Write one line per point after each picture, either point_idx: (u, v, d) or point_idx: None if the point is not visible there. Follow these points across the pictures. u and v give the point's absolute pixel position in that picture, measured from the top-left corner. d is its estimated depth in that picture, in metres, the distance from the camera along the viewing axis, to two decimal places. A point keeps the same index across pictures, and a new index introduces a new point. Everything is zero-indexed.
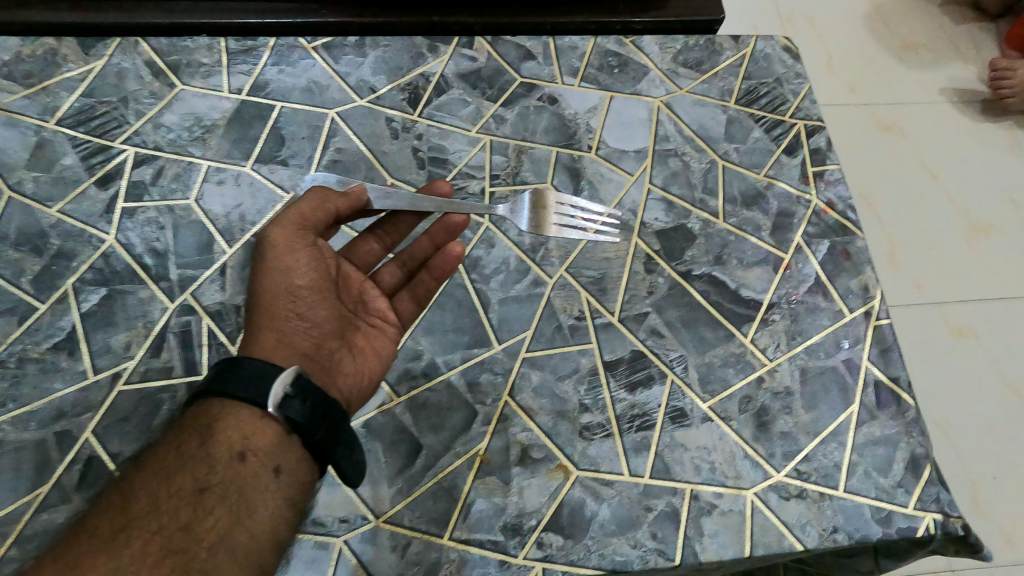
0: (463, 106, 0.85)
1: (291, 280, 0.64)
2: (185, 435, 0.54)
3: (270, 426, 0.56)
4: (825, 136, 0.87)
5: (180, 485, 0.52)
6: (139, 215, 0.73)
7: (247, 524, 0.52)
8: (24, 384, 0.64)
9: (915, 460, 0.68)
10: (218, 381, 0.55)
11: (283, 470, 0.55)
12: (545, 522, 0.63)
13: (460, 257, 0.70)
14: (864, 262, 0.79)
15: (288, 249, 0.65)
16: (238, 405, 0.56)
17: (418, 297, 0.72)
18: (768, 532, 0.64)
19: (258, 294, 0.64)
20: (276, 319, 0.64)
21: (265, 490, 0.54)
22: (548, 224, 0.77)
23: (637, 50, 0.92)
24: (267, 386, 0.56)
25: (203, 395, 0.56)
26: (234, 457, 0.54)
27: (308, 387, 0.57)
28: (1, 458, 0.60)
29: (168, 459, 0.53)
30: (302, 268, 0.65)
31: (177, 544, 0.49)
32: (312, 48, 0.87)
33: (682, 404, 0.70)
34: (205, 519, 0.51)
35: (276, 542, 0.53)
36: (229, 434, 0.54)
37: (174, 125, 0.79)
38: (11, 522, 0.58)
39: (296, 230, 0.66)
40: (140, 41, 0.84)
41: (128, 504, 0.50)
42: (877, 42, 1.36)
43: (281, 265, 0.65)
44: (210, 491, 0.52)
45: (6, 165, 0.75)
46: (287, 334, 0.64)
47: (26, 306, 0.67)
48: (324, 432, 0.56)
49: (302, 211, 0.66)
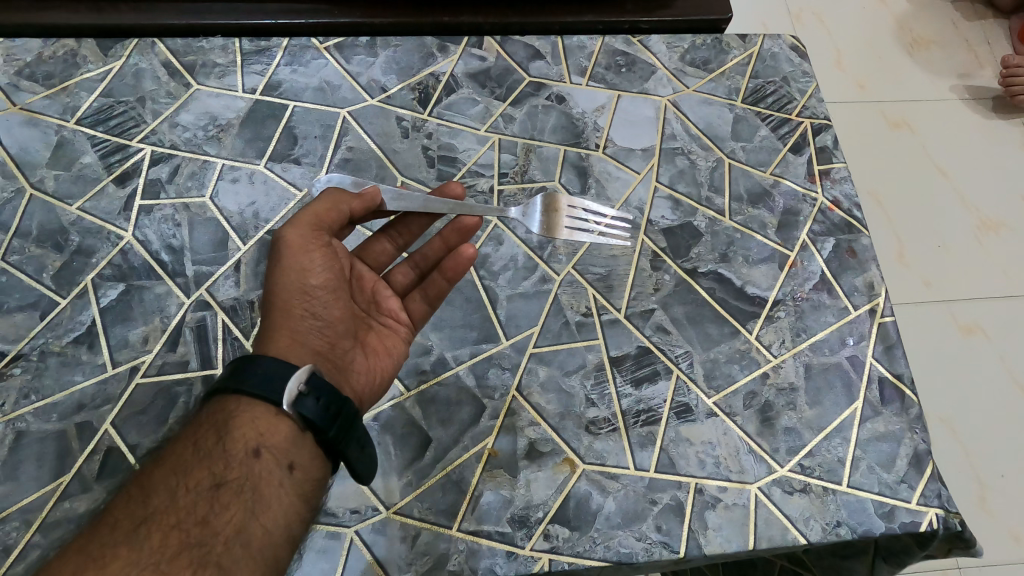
0: (472, 105, 0.86)
1: (306, 279, 0.65)
2: (202, 431, 0.56)
3: (285, 423, 0.57)
4: (831, 135, 0.87)
5: (197, 480, 0.53)
6: (156, 213, 0.75)
7: (262, 519, 0.53)
8: (46, 377, 0.66)
9: (918, 456, 0.69)
10: (235, 379, 0.57)
11: (297, 466, 0.57)
12: (551, 514, 0.65)
13: (473, 259, 0.71)
14: (869, 260, 0.79)
15: (304, 249, 0.66)
16: (254, 403, 0.57)
17: (429, 297, 0.72)
18: (771, 525, 0.65)
19: (273, 293, 0.65)
20: (291, 318, 0.64)
21: (279, 485, 0.55)
22: (559, 227, 0.78)
23: (645, 49, 0.93)
24: (283, 384, 0.57)
25: (220, 392, 0.58)
26: (250, 453, 0.55)
27: (322, 386, 0.58)
28: (25, 448, 0.62)
29: (186, 455, 0.55)
30: (317, 269, 0.66)
31: (195, 538, 0.50)
32: (324, 48, 0.88)
33: (687, 400, 0.71)
34: (221, 513, 0.52)
35: (290, 536, 0.55)
36: (245, 431, 0.56)
37: (190, 124, 0.81)
38: (35, 510, 0.60)
39: (310, 230, 0.67)
40: (157, 42, 0.86)
41: (148, 498, 0.52)
42: (887, 39, 1.35)
43: (296, 265, 0.65)
44: (225, 486, 0.53)
45: (28, 164, 0.77)
46: (302, 334, 0.64)
47: (48, 301, 0.69)
48: (337, 429, 0.58)
49: (317, 212, 0.67)
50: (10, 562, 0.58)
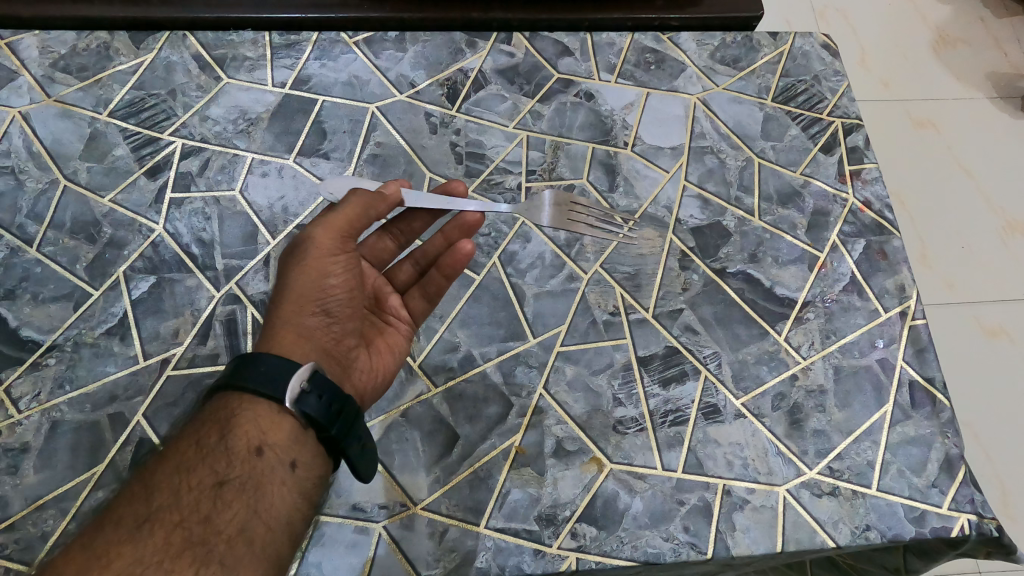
0: (501, 101, 0.85)
1: (327, 282, 0.64)
2: (205, 429, 0.54)
3: (287, 421, 0.55)
4: (862, 135, 0.87)
5: (200, 478, 0.51)
6: (187, 206, 0.75)
7: (266, 517, 0.51)
8: (79, 367, 0.66)
9: (950, 461, 0.68)
10: (237, 376, 0.55)
11: (299, 465, 0.55)
12: (579, 512, 0.64)
13: (469, 256, 0.69)
14: (900, 262, 0.78)
15: (331, 252, 0.64)
16: (257, 400, 0.55)
17: (428, 294, 0.71)
18: (800, 527, 0.65)
19: (288, 288, 0.63)
20: (303, 316, 0.62)
21: (281, 485, 0.53)
22: (569, 221, 0.78)
23: (675, 46, 0.92)
24: (285, 381, 0.55)
25: (222, 389, 0.56)
26: (252, 452, 0.53)
27: (325, 382, 0.56)
28: (59, 438, 0.63)
29: (188, 453, 0.53)
30: (337, 271, 0.64)
31: (199, 536, 0.48)
32: (354, 43, 0.88)
33: (715, 400, 0.70)
34: (225, 512, 0.50)
35: (292, 535, 0.53)
36: (247, 429, 0.54)
37: (220, 118, 0.81)
38: (69, 498, 0.61)
39: (340, 237, 0.65)
40: (187, 35, 0.86)
41: (151, 497, 0.50)
42: (914, 35, 1.33)
43: (318, 266, 0.64)
44: (228, 485, 0.51)
45: (61, 155, 0.77)
46: (311, 332, 0.62)
47: (81, 292, 0.70)
48: (339, 427, 0.56)
49: (350, 217, 0.66)
50: (45, 550, 0.58)
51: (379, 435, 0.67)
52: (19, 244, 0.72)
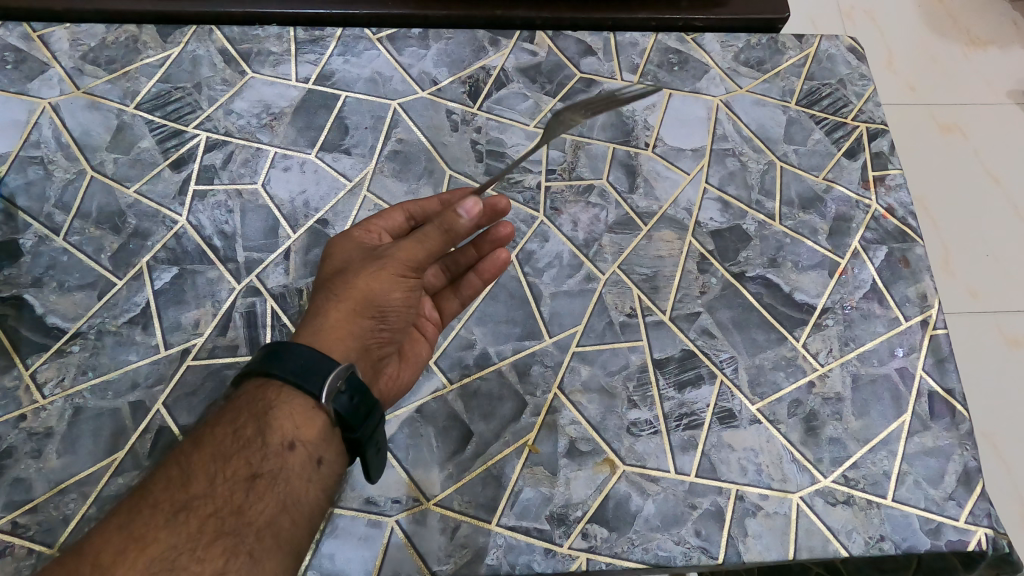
0: (522, 100, 0.85)
1: (387, 297, 0.60)
2: (241, 419, 0.54)
3: (319, 419, 0.54)
4: (887, 141, 0.86)
5: (234, 469, 0.51)
6: (209, 198, 0.76)
7: (292, 511, 0.52)
8: (102, 355, 0.68)
9: (968, 473, 0.67)
10: (274, 365, 0.54)
11: (324, 461, 0.55)
12: (590, 513, 0.65)
13: (504, 265, 0.70)
14: (922, 270, 0.78)
15: (402, 274, 0.60)
16: (293, 394, 0.54)
17: (464, 297, 0.71)
18: (813, 535, 0.64)
19: (350, 285, 0.60)
20: (356, 317, 0.59)
21: (307, 480, 0.54)
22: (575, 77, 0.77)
23: (698, 47, 0.92)
24: (322, 377, 0.54)
25: (261, 376, 0.55)
26: (285, 446, 0.53)
27: (358, 383, 0.55)
28: (83, 423, 0.64)
29: (225, 442, 0.53)
30: (402, 290, 0.60)
31: (230, 527, 0.49)
32: (377, 39, 0.88)
33: (730, 405, 0.70)
34: (257, 504, 0.50)
35: (311, 528, 0.54)
36: (282, 423, 0.53)
37: (244, 112, 0.82)
38: (90, 483, 0.62)
39: (417, 262, 0.60)
40: (214, 30, 0.87)
41: (188, 483, 0.50)
42: (943, 39, 1.27)
43: (385, 281, 0.59)
44: (262, 478, 0.51)
45: (89, 146, 0.78)
46: (359, 334, 0.59)
47: (106, 281, 0.71)
48: (364, 430, 0.55)
49: (431, 249, 0.59)
50: (66, 533, 0.60)
51: (394, 431, 0.68)
52: (47, 233, 0.73)
